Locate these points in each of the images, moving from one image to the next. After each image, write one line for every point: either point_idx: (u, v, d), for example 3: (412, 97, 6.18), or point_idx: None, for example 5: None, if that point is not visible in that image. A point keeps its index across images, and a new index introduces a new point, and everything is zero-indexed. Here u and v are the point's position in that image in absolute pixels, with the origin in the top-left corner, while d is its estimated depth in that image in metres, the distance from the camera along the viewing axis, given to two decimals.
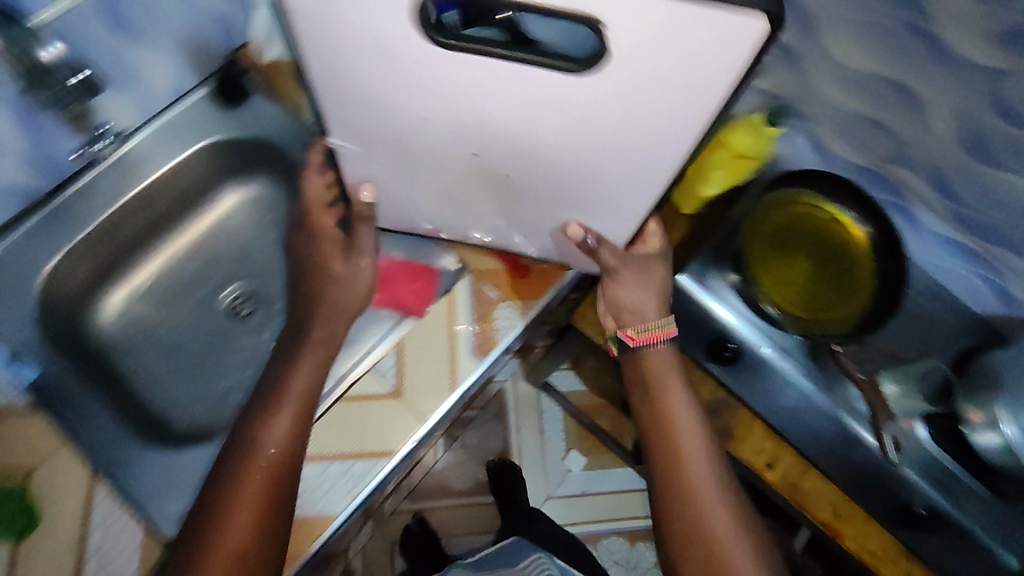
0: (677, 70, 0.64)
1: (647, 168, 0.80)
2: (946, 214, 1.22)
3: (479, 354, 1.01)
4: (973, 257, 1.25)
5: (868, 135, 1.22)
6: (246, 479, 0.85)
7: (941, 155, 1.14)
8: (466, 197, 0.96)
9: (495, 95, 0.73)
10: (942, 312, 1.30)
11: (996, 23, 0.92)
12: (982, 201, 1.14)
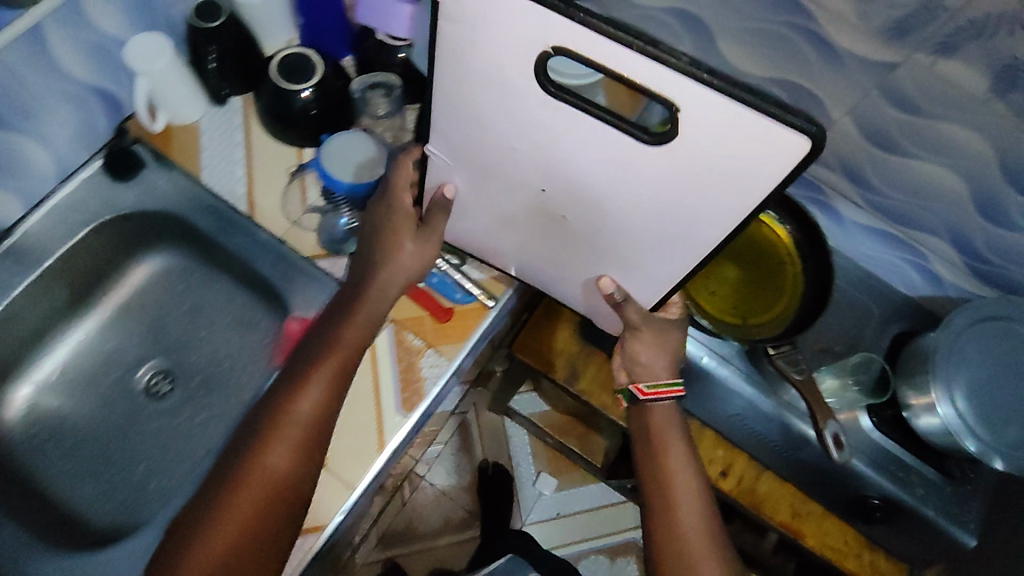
0: (721, 167, 0.69)
1: (677, 243, 0.83)
2: (864, 203, 1.24)
3: (406, 409, 0.98)
4: (896, 242, 1.27)
5: None
6: (251, 481, 0.86)
7: (847, 149, 1.16)
8: (533, 235, 0.97)
9: (572, 144, 0.76)
10: (868, 300, 1.33)
11: (873, 23, 0.93)
12: (896, 187, 1.16)
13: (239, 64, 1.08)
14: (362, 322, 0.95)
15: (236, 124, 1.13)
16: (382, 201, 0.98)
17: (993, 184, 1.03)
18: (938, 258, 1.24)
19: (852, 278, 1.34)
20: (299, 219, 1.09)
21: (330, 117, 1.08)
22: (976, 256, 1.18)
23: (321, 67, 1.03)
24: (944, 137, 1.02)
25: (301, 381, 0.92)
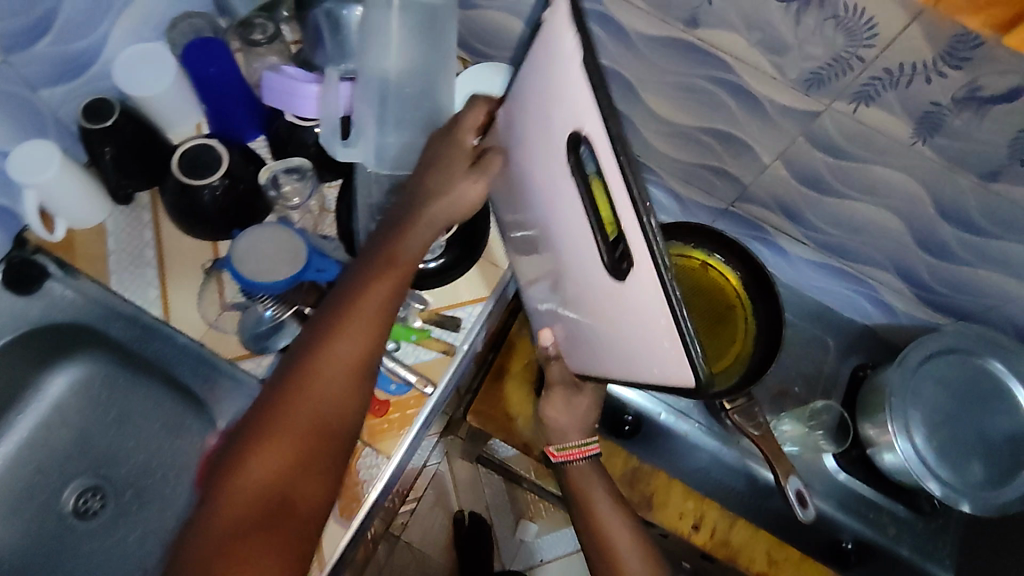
0: (641, 335, 0.64)
1: (600, 351, 0.80)
2: (807, 241, 1.22)
3: (344, 519, 0.93)
4: (843, 276, 1.25)
5: (714, 182, 1.21)
6: (319, 368, 0.80)
7: (782, 192, 1.14)
8: (536, 262, 0.92)
9: (566, 211, 0.71)
10: (823, 335, 1.30)
11: (790, 74, 0.91)
12: (835, 225, 1.15)
13: (140, 160, 1.03)
14: (421, 231, 0.87)
15: (145, 222, 1.07)
16: (448, 139, 0.90)
17: (929, 218, 1.02)
18: (887, 288, 1.22)
19: (805, 313, 1.32)
20: (216, 320, 1.02)
21: (240, 209, 1.02)
22: (921, 285, 1.16)
23: (224, 158, 0.97)
24: (876, 178, 1.00)
25: (363, 291, 0.84)
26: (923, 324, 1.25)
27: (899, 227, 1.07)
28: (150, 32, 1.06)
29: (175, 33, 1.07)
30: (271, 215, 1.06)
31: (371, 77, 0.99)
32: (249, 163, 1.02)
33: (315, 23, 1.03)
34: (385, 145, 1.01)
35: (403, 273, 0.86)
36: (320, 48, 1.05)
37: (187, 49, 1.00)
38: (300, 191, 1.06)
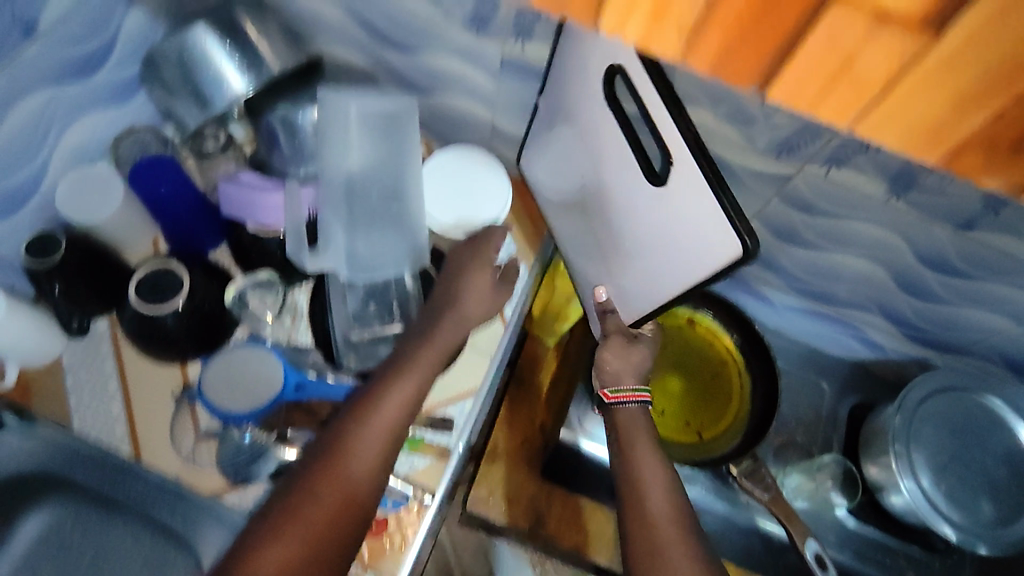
0: (696, 220, 0.68)
1: (645, 284, 0.80)
2: (787, 288, 1.21)
3: None
4: (830, 318, 1.23)
5: None
6: (350, 441, 0.77)
7: (760, 246, 1.13)
8: (572, 225, 0.95)
9: (612, 143, 0.78)
10: (817, 380, 1.28)
11: (761, 142, 0.90)
12: (814, 273, 1.13)
13: (92, 290, 0.94)
14: (451, 329, 0.91)
15: (102, 353, 0.98)
16: (468, 247, 0.96)
17: (909, 265, 1.01)
18: (877, 327, 1.19)
19: (795, 357, 1.30)
20: (192, 455, 0.95)
21: (205, 331, 0.94)
22: (909, 324, 1.14)
23: (186, 283, 0.90)
24: (853, 232, 0.99)
25: (388, 384, 0.82)
26: (919, 362, 1.23)
27: (881, 274, 1.06)
28: (91, 152, 0.97)
29: (120, 148, 0.98)
30: (239, 328, 0.98)
31: (338, 180, 0.94)
32: (213, 279, 0.96)
33: (267, 127, 0.95)
34: (356, 250, 0.94)
35: (429, 371, 0.86)
36: (275, 151, 0.97)
37: (132, 174, 0.92)
38: (270, 304, 0.99)
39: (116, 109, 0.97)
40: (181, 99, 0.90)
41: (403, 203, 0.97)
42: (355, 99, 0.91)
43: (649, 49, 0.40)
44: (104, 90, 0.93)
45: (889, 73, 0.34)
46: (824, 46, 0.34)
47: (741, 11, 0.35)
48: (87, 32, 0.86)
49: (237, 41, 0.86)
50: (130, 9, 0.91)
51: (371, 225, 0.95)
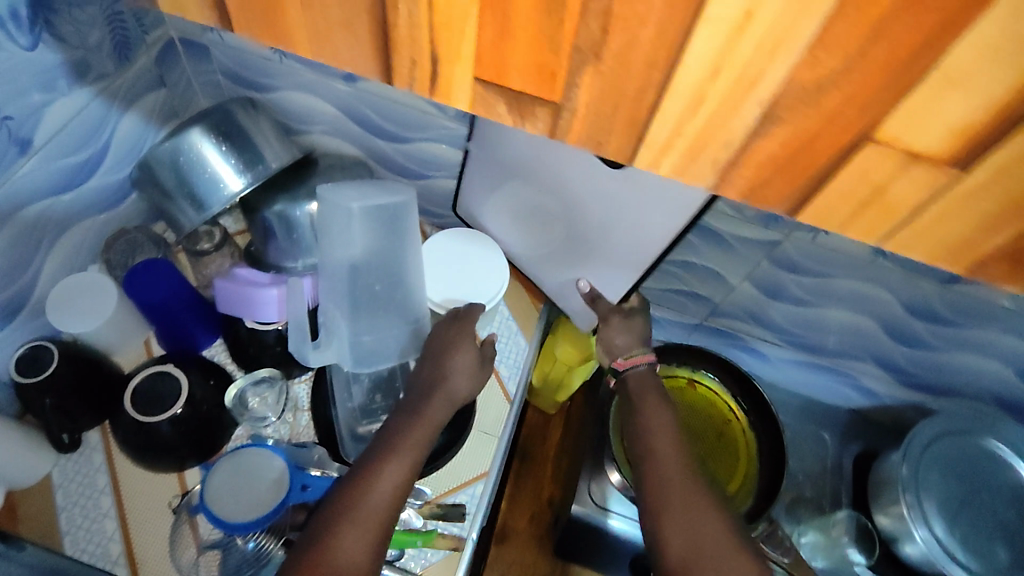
0: (657, 187, 0.72)
1: (631, 256, 0.84)
2: (781, 341, 1.21)
3: None
4: (822, 368, 1.23)
5: (686, 302, 1.22)
6: (341, 523, 0.65)
7: (749, 303, 1.15)
8: (538, 237, 0.95)
9: (553, 155, 0.79)
10: (818, 431, 1.28)
11: (749, 212, 0.93)
12: (802, 326, 1.15)
13: (85, 400, 0.87)
14: (443, 402, 0.78)
15: (96, 466, 0.89)
16: (457, 327, 0.85)
17: (898, 316, 1.02)
18: (870, 375, 1.19)
19: (793, 407, 1.31)
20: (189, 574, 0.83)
21: (204, 438, 0.87)
22: (900, 370, 1.14)
23: (184, 385, 0.85)
24: (837, 288, 1.02)
25: (373, 473, 0.69)
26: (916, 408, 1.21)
27: (871, 324, 1.07)
28: (82, 257, 0.93)
29: (111, 254, 0.96)
30: (241, 428, 0.92)
31: (339, 272, 0.85)
32: (211, 378, 0.89)
33: (264, 223, 0.92)
34: (359, 343, 0.86)
35: (415, 455, 0.72)
36: (272, 244, 0.94)
37: (127, 282, 0.89)
38: (270, 404, 0.93)
39: (106, 215, 0.95)
40: (178, 197, 0.84)
41: (407, 291, 0.88)
42: (357, 194, 0.82)
43: (681, 181, 0.36)
44: (94, 196, 0.91)
45: (931, 199, 0.32)
46: (862, 178, 0.32)
47: (778, 148, 0.32)
48: (79, 141, 0.84)
49: (235, 141, 0.84)
50: (124, 115, 0.89)
51: (373, 314, 0.87)
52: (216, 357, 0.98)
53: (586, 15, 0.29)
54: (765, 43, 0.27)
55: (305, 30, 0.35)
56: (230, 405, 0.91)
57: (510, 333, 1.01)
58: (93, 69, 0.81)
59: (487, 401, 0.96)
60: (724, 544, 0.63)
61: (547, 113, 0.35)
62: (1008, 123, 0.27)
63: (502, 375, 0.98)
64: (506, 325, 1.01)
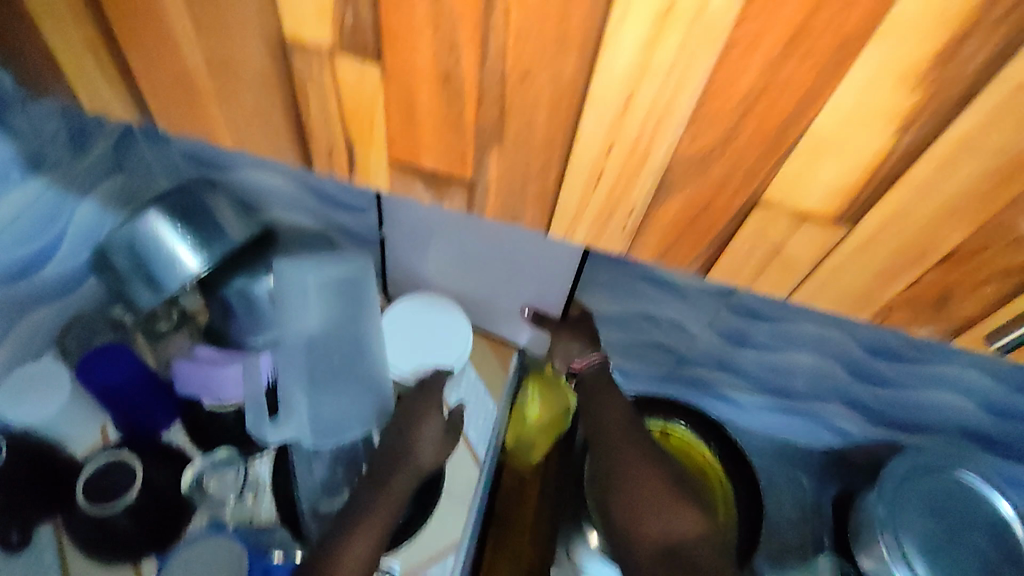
0: None
1: (555, 270, 0.77)
2: (756, 388, 1.04)
3: None
4: (796, 412, 1.05)
5: (653, 351, 1.02)
6: None
7: (708, 356, 1.00)
8: (469, 282, 0.86)
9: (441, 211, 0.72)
10: (795, 474, 1.12)
11: None
12: (764, 372, 0.99)
13: (37, 496, 0.69)
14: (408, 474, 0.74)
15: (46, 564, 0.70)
16: (419, 401, 0.80)
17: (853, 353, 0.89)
18: (842, 416, 1.02)
19: (770, 453, 1.14)
20: None
21: (162, 528, 0.73)
22: (860, 409, 0.99)
23: (139, 471, 0.71)
24: (796, 332, 0.90)
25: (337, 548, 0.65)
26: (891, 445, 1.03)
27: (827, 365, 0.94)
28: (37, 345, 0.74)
29: (67, 337, 0.76)
30: (202, 510, 0.77)
31: (294, 347, 0.78)
32: (164, 461, 0.76)
33: (224, 302, 0.77)
34: (319, 418, 0.80)
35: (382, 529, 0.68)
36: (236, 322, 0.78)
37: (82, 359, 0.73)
38: (231, 487, 0.79)
39: (65, 301, 0.76)
40: (133, 283, 0.70)
41: (368, 361, 0.82)
42: (311, 265, 0.76)
43: (597, 246, 0.37)
44: (43, 285, 0.71)
45: (827, 252, 0.33)
46: (759, 236, 0.33)
47: (679, 212, 0.33)
48: (31, 234, 0.67)
49: (198, 228, 0.70)
50: (81, 201, 0.72)
51: (332, 389, 0.80)
52: (174, 441, 0.81)
53: (484, 102, 0.30)
54: (649, 123, 0.29)
55: (225, 124, 0.36)
56: (186, 494, 0.77)
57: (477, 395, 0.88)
58: (48, 159, 0.65)
59: (453, 468, 0.81)
60: (663, 491, 0.57)
61: (460, 190, 0.36)
62: (883, 184, 0.29)
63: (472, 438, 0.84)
64: (472, 387, 0.88)
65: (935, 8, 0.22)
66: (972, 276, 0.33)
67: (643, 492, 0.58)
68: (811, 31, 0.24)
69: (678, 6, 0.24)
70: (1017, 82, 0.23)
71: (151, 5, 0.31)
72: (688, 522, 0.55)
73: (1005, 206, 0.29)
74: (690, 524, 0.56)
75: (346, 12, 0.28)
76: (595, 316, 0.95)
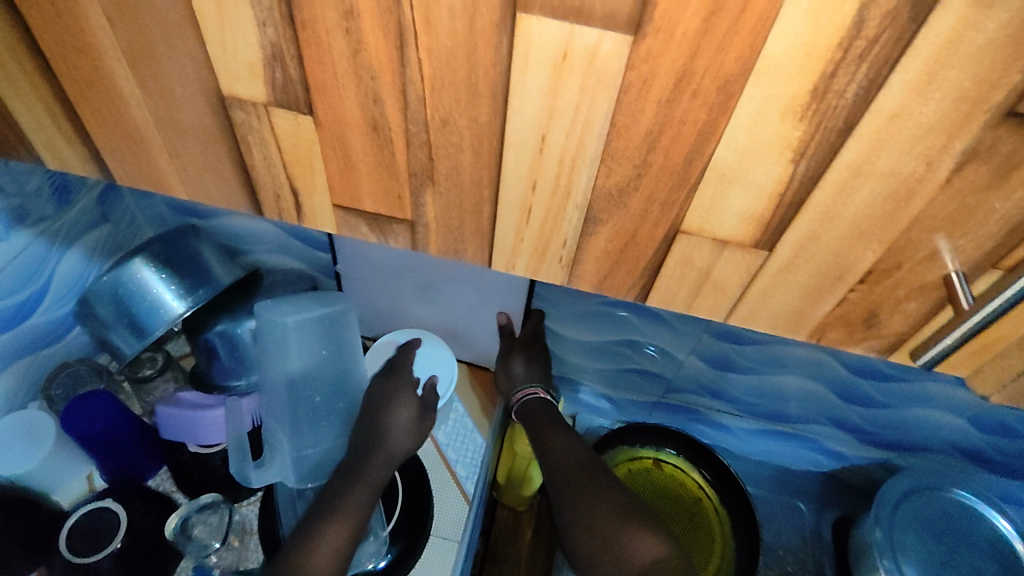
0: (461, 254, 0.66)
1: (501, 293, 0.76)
2: (748, 412, 0.90)
3: None
4: (786, 434, 0.91)
5: (634, 377, 0.89)
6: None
7: (695, 383, 0.88)
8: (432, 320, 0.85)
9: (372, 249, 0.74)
10: (792, 499, 0.92)
11: None
12: (756, 395, 0.86)
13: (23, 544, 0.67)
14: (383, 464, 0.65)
15: None
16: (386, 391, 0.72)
17: (846, 373, 0.77)
18: (835, 437, 0.89)
19: (763, 479, 0.94)
20: None
21: (144, 571, 0.71)
22: (856, 428, 0.86)
23: (126, 519, 0.70)
24: (792, 354, 0.78)
25: (308, 543, 0.57)
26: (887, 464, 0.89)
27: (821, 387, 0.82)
28: (22, 395, 0.74)
29: (52, 388, 0.75)
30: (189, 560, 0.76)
31: (276, 388, 0.74)
32: (153, 508, 0.75)
33: (207, 346, 0.74)
34: (301, 458, 0.76)
35: (358, 521, 0.60)
36: (217, 366, 0.76)
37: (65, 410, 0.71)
38: (214, 530, 0.74)
39: (48, 348, 0.75)
40: (118, 330, 0.67)
41: (349, 401, 0.77)
42: (286, 305, 0.72)
43: (536, 279, 0.38)
44: (30, 331, 0.71)
45: (753, 276, 0.34)
46: (686, 263, 0.35)
47: (609, 243, 0.35)
48: (16, 284, 0.67)
49: (180, 272, 0.68)
50: (67, 251, 0.73)
51: (316, 427, 0.76)
52: (161, 487, 0.81)
53: (412, 146, 0.32)
54: (564, 160, 0.31)
55: (178, 175, 0.38)
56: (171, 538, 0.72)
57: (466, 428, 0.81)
58: (31, 214, 0.66)
59: (440, 505, 0.75)
60: (610, 513, 0.60)
61: (404, 228, 0.38)
62: (794, 207, 0.30)
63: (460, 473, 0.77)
64: (460, 424, 0.81)
65: (800, 49, 0.24)
66: (891, 296, 0.33)
67: (595, 529, 0.60)
68: (695, 74, 0.26)
69: (572, 54, 0.26)
70: (889, 112, 0.25)
71: (100, 71, 0.33)
72: (640, 550, 0.57)
73: (909, 227, 0.30)
74: (638, 549, 0.57)
75: (275, 69, 0.30)
76: (570, 344, 0.86)
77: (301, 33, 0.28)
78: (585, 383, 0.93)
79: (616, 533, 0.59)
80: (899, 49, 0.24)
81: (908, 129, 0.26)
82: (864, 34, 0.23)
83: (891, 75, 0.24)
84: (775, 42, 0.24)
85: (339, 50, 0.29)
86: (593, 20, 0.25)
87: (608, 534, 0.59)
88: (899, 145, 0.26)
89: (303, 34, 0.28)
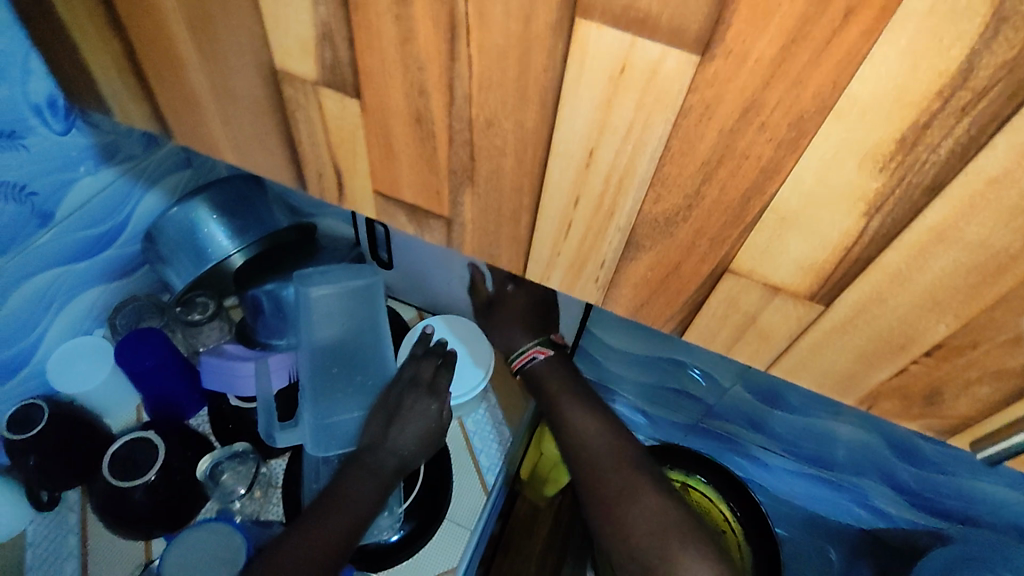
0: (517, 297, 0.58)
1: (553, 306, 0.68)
2: (791, 454, 0.76)
3: None
4: (833, 483, 0.75)
5: (674, 394, 0.79)
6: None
7: (737, 412, 0.75)
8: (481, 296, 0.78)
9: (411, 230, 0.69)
10: (823, 545, 0.82)
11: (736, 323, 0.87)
12: (803, 435, 0.72)
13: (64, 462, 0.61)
14: (388, 458, 0.60)
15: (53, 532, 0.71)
16: (419, 391, 0.65)
17: (899, 427, 0.62)
18: (886, 495, 0.71)
19: (795, 519, 0.83)
20: None
21: (165, 511, 0.63)
22: (909, 490, 0.69)
23: (161, 456, 0.62)
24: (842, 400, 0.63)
25: (303, 526, 0.54)
26: None
27: (872, 438, 0.66)
28: (88, 322, 0.69)
29: (116, 317, 0.70)
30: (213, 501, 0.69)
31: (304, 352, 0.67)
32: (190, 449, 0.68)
33: (252, 300, 0.69)
34: (327, 425, 0.67)
35: (360, 513, 0.56)
36: (262, 321, 0.72)
37: (120, 344, 0.65)
38: (241, 481, 0.68)
39: (120, 282, 0.69)
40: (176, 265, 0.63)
41: (381, 369, 0.69)
42: (323, 277, 0.66)
43: (570, 295, 0.36)
44: (102, 265, 0.65)
45: (802, 330, 0.31)
46: (731, 305, 0.32)
47: (649, 270, 0.32)
48: (92, 220, 0.60)
49: (237, 216, 0.63)
50: (148, 192, 0.65)
51: (340, 396, 0.67)
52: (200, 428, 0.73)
53: (454, 144, 0.31)
54: (611, 178, 0.29)
55: (229, 141, 0.38)
56: (200, 481, 0.66)
57: (493, 423, 0.75)
58: (122, 151, 0.59)
59: (458, 489, 0.71)
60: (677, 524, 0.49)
61: (440, 224, 0.36)
62: (860, 263, 0.27)
63: (482, 463, 0.73)
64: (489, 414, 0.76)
65: (891, 93, 0.21)
66: (960, 376, 0.29)
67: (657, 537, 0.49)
68: (764, 105, 0.23)
69: (630, 68, 0.24)
70: (988, 176, 0.22)
71: (163, 32, 0.33)
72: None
73: (993, 305, 0.26)
74: None
75: (325, 49, 0.30)
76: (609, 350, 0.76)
77: (352, 16, 0.27)
78: (623, 395, 0.84)
79: (666, 560, 0.48)
80: (1010, 108, 0.20)
81: (1008, 199, 0.22)
82: (970, 85, 0.20)
83: (997, 134, 0.21)
84: (862, 82, 0.21)
85: (389, 36, 0.27)
86: (656, 35, 0.23)
87: (660, 568, 0.48)
88: (994, 215, 0.23)
89: (354, 17, 0.27)
